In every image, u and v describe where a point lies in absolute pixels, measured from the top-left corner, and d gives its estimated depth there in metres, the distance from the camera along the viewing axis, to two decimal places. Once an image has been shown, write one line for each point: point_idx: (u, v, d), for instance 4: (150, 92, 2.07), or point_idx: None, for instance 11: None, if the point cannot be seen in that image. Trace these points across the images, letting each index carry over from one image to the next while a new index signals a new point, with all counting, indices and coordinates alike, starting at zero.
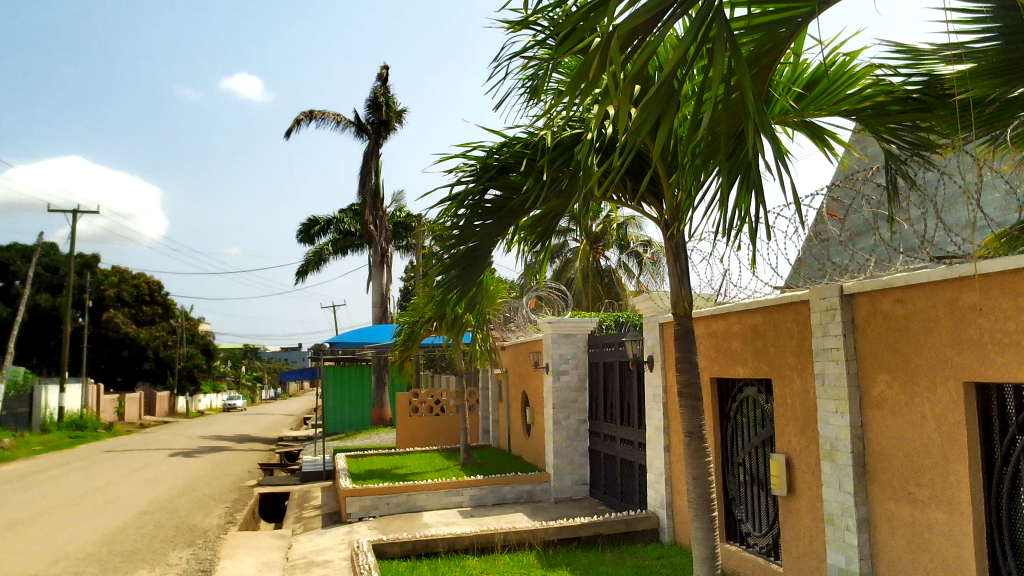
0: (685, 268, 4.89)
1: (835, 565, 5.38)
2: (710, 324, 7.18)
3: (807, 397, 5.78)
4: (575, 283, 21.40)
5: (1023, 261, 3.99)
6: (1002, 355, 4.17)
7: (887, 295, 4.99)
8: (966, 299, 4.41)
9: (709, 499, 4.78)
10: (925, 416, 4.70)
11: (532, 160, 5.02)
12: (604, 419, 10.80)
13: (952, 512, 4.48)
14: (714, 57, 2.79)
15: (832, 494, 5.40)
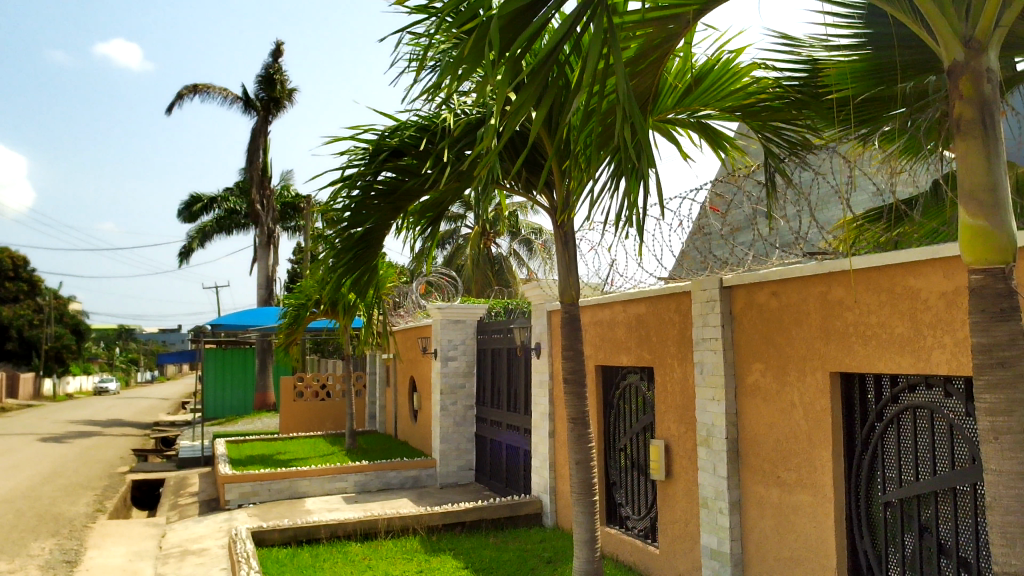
0: (573, 256, 4.96)
1: (708, 547, 5.60)
2: (596, 313, 7.33)
3: (687, 384, 5.97)
4: (466, 270, 21.42)
5: (887, 257, 4.23)
6: (865, 348, 4.43)
7: (763, 288, 5.20)
8: (834, 294, 4.65)
9: (590, 484, 4.89)
10: (794, 404, 4.94)
11: (426, 145, 5.00)
12: (491, 405, 10.87)
13: (815, 495, 4.75)
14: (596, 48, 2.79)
15: (707, 479, 5.61)
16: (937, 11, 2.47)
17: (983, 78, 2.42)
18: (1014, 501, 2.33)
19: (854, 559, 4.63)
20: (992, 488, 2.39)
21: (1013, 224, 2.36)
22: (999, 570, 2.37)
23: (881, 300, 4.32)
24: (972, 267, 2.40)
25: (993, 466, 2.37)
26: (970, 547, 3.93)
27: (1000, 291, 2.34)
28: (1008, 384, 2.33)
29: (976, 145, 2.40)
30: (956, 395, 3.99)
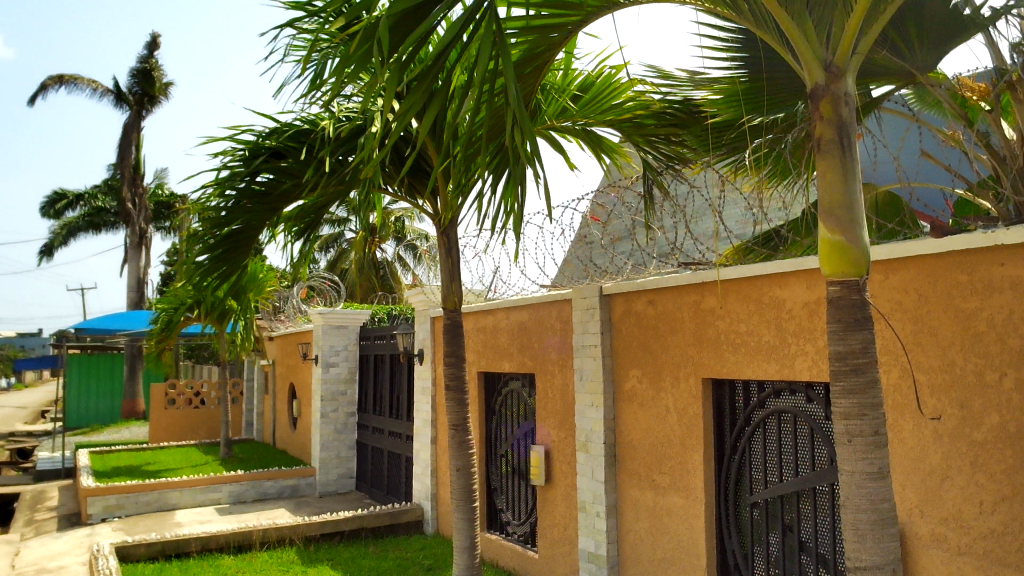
0: (456, 262, 4.95)
1: (585, 550, 5.69)
2: (480, 319, 7.36)
3: (567, 391, 6.07)
4: (350, 274, 21.09)
5: (754, 269, 4.43)
6: (734, 355, 4.62)
7: (641, 296, 5.35)
8: (706, 303, 4.83)
9: (471, 490, 4.90)
10: (668, 409, 5.10)
11: (307, 147, 4.92)
12: (372, 412, 10.73)
13: (687, 497, 4.91)
14: (481, 56, 2.75)
15: (585, 483, 5.71)
16: (799, 36, 2.61)
17: (841, 101, 2.57)
18: (865, 500, 2.48)
19: (722, 559, 4.81)
20: (846, 487, 2.53)
21: (866, 239, 2.51)
22: (852, 565, 2.52)
23: (750, 309, 4.52)
24: (830, 278, 2.55)
25: (846, 466, 2.51)
26: (827, 544, 4.15)
27: (855, 301, 2.49)
28: (860, 389, 2.48)
29: (835, 166, 2.54)
30: (817, 400, 4.22)
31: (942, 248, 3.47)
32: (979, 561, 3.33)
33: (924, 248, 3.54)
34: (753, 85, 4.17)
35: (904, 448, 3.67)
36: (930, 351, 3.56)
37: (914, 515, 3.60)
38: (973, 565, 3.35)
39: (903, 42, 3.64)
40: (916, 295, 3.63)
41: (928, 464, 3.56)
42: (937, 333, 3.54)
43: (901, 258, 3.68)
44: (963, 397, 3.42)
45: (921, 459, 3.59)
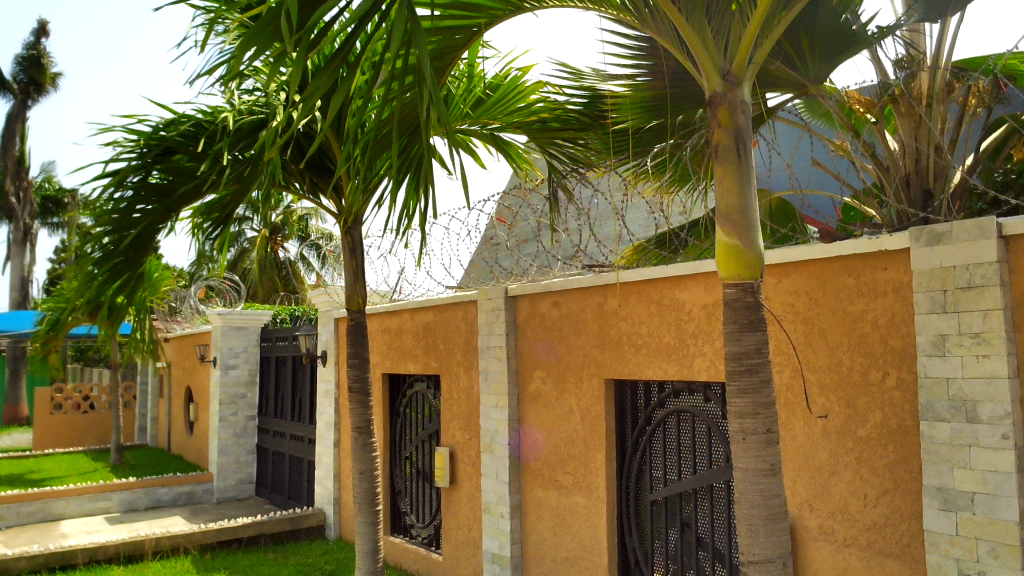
0: (361, 262, 4.87)
1: (489, 551, 5.70)
2: (384, 321, 7.28)
3: (472, 392, 6.07)
4: (251, 275, 20.55)
5: (655, 271, 4.52)
6: (635, 356, 4.71)
7: (545, 298, 5.39)
8: (609, 304, 4.91)
9: (374, 494, 4.84)
10: (572, 409, 5.15)
11: (206, 141, 4.78)
12: (273, 415, 10.48)
13: (590, 496, 4.98)
14: (394, 38, 2.61)
15: (489, 484, 5.72)
16: (699, 44, 2.68)
17: (738, 109, 2.64)
18: (758, 496, 2.56)
19: (623, 556, 4.89)
20: (740, 484, 2.61)
21: (761, 243, 2.59)
22: (745, 560, 2.60)
23: (651, 311, 4.61)
24: (726, 281, 2.63)
25: (740, 463, 2.60)
26: (723, 540, 4.27)
27: (750, 303, 2.58)
28: (753, 389, 2.57)
29: (732, 170, 2.61)
30: (714, 400, 4.34)
31: (831, 253, 3.62)
32: (864, 552, 3.49)
33: (812, 253, 3.69)
34: (656, 90, 4.24)
35: (795, 446, 3.81)
36: (820, 352, 3.71)
37: (804, 509, 3.75)
38: (858, 556, 3.51)
39: (796, 55, 3.78)
40: (807, 297, 3.78)
41: (817, 460, 3.70)
42: (826, 334, 3.69)
43: (793, 262, 3.82)
44: (850, 396, 3.58)
45: (810, 455, 3.73)
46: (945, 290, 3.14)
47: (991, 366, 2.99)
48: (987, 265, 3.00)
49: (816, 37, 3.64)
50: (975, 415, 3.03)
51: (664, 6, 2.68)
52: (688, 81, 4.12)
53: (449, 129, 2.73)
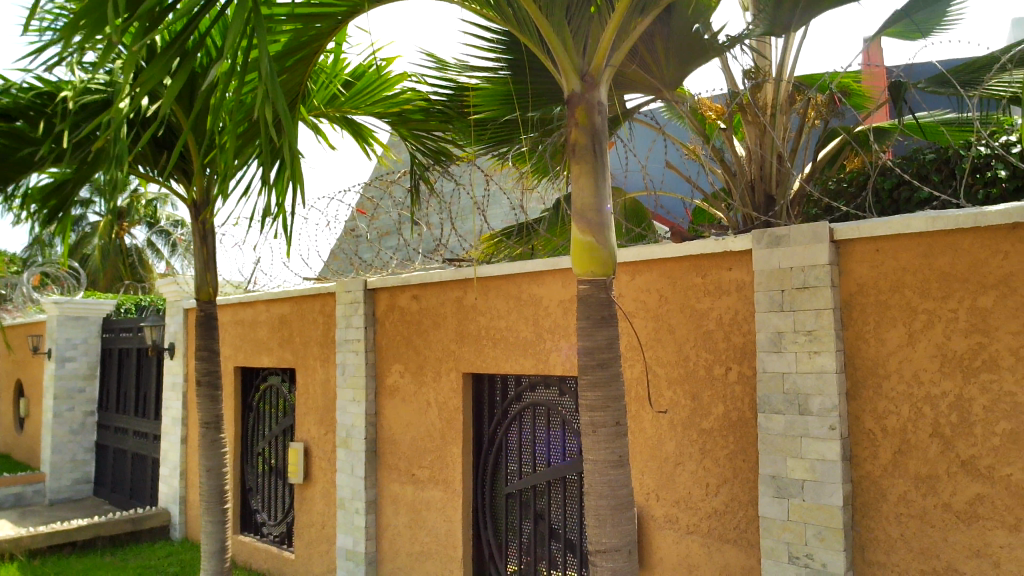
0: (211, 251, 4.65)
1: (343, 548, 5.61)
2: (237, 313, 7.02)
3: (328, 386, 5.95)
4: (93, 262, 19.36)
5: (514, 266, 4.57)
6: (493, 350, 4.75)
7: (405, 291, 5.34)
8: (468, 298, 4.93)
9: (222, 491, 4.66)
10: (430, 403, 5.14)
11: (44, 114, 4.45)
12: (115, 411, 9.92)
13: (446, 490, 4.99)
14: (247, 22, 2.50)
15: (344, 480, 5.63)
16: (558, 42, 2.72)
17: (595, 109, 2.70)
18: (606, 487, 2.64)
19: (478, 549, 4.93)
20: (590, 475, 2.68)
21: (614, 241, 2.66)
22: (593, 549, 2.66)
23: (509, 306, 4.66)
24: (580, 277, 2.69)
25: (591, 455, 2.67)
26: (575, 530, 4.39)
27: (601, 300, 2.66)
28: (604, 382, 2.65)
29: (588, 168, 2.66)
30: (568, 393, 4.44)
31: (681, 252, 3.77)
32: (705, 539, 3.66)
33: (663, 251, 3.84)
34: (513, 82, 4.24)
35: (643, 438, 3.95)
36: (668, 347, 3.86)
37: (650, 498, 3.90)
38: (699, 542, 3.68)
39: (652, 58, 3.91)
40: (657, 295, 3.92)
41: (663, 451, 3.86)
42: (674, 330, 3.84)
43: (646, 260, 3.96)
44: (695, 390, 3.74)
45: (658, 447, 3.88)
46: (783, 290, 3.33)
47: (822, 361, 3.20)
48: (820, 268, 3.22)
49: (670, 43, 3.78)
50: (806, 407, 3.24)
51: (525, 3, 2.70)
52: (549, 79, 4.17)
53: (290, 121, 2.63)
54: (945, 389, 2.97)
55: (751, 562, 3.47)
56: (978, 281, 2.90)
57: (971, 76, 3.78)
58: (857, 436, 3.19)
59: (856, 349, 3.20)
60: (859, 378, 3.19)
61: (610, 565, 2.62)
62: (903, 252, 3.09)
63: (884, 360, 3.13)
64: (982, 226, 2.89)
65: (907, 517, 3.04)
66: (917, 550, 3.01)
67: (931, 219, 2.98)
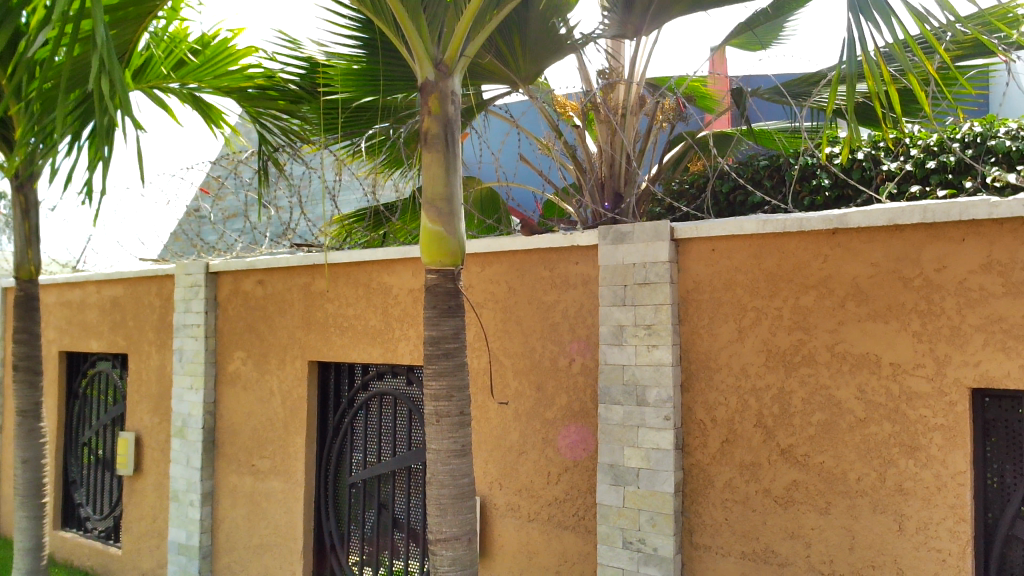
0: (34, 225, 4.32)
1: (175, 542, 5.36)
2: (63, 293, 6.55)
3: (163, 373, 5.65)
4: None
5: (364, 253, 4.49)
6: (341, 338, 4.66)
7: (250, 276, 5.15)
8: (316, 285, 4.81)
9: (40, 484, 4.35)
10: (273, 391, 4.99)
11: None
12: None
13: (287, 481, 4.86)
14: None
15: (178, 471, 5.37)
16: (413, 29, 2.69)
17: (448, 98, 2.70)
18: (448, 476, 2.66)
19: (319, 541, 4.85)
20: (432, 465, 2.69)
21: (463, 232, 2.68)
22: (433, 538, 2.67)
23: (358, 294, 4.59)
24: (429, 267, 2.68)
25: (433, 445, 2.68)
26: (418, 519, 4.39)
27: (449, 290, 2.67)
28: (449, 372, 2.67)
29: (439, 157, 2.65)
30: (416, 382, 4.43)
31: (530, 245, 3.83)
32: (544, 526, 3.75)
33: (513, 244, 3.88)
34: (368, 66, 4.11)
35: (488, 427, 3.99)
36: (515, 339, 3.91)
37: (494, 488, 3.95)
38: (539, 530, 3.76)
39: (508, 50, 3.92)
40: (506, 287, 3.96)
41: (507, 440, 3.91)
42: (521, 322, 3.89)
43: (496, 252, 3.99)
44: (539, 380, 3.81)
45: (502, 436, 3.93)
46: (626, 285, 3.45)
47: (659, 355, 3.34)
48: (660, 265, 3.35)
49: (527, 38, 3.81)
50: (643, 398, 3.37)
51: None
52: (404, 66, 4.10)
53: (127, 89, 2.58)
54: (769, 382, 3.17)
55: (588, 547, 3.58)
56: (801, 282, 3.11)
57: (803, 89, 4.04)
58: (689, 426, 3.35)
59: (691, 343, 3.36)
60: (693, 371, 3.35)
61: (449, 554, 2.64)
62: (736, 253, 3.27)
63: (716, 354, 3.30)
64: (806, 231, 3.09)
65: (731, 503, 3.23)
66: (740, 533, 3.20)
67: (762, 222, 3.16)
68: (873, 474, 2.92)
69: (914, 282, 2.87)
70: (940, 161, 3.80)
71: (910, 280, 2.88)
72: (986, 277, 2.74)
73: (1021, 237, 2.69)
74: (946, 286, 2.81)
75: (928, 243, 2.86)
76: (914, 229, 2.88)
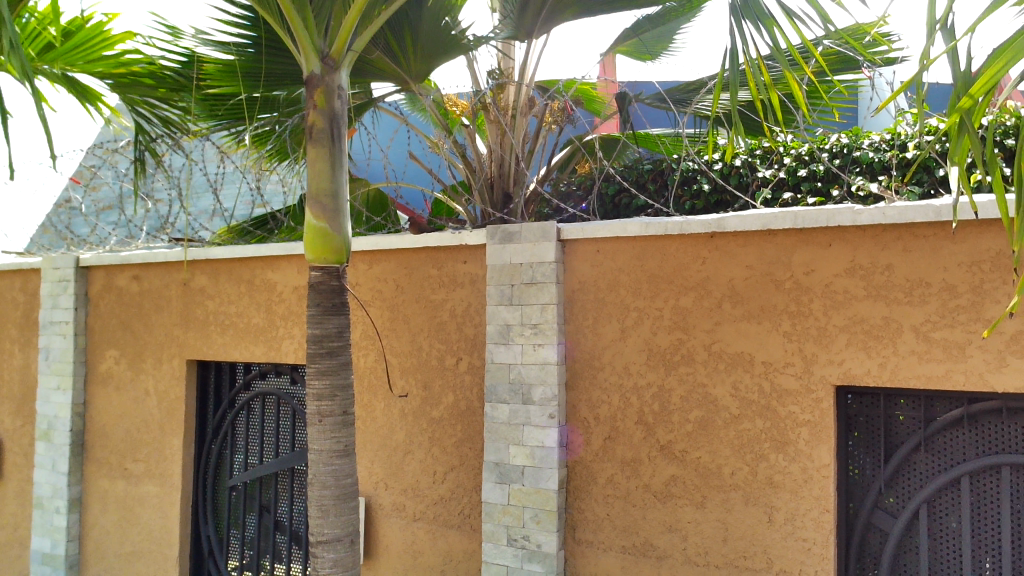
0: None
1: (38, 552, 5.06)
2: None
3: (28, 372, 5.33)
4: None
5: (246, 249, 4.36)
6: (221, 337, 4.52)
7: (124, 271, 4.92)
8: (196, 281, 4.64)
9: None
10: (148, 392, 4.78)
11: None
12: None
13: (162, 484, 4.68)
14: None
15: (42, 476, 5.08)
16: (299, 21, 2.62)
17: (334, 93, 2.66)
18: (330, 476, 2.63)
19: (196, 546, 4.69)
20: (314, 466, 2.65)
21: (348, 229, 2.64)
22: (314, 540, 2.63)
23: (240, 291, 4.46)
24: (312, 263, 2.63)
25: (315, 445, 2.64)
26: (300, 521, 4.32)
27: (333, 287, 2.63)
28: (332, 371, 2.63)
29: (324, 154, 2.60)
30: (300, 381, 4.34)
31: (418, 243, 3.80)
32: (430, 525, 3.74)
33: (401, 242, 3.84)
34: (254, 64, 3.94)
35: (373, 427, 3.94)
36: (402, 337, 3.88)
37: (379, 488, 3.91)
38: (424, 529, 3.75)
39: (398, 46, 3.87)
40: (393, 285, 3.93)
41: (393, 440, 3.88)
42: (409, 320, 3.87)
43: (383, 250, 3.95)
44: (426, 379, 3.80)
45: (388, 436, 3.90)
46: (513, 285, 3.48)
47: (545, 353, 3.38)
48: (547, 265, 3.40)
49: (417, 35, 3.79)
50: (529, 397, 3.41)
51: None
52: (289, 61, 3.97)
53: None
54: (649, 380, 3.26)
55: (473, 545, 3.60)
56: (681, 284, 3.21)
57: (685, 96, 4.18)
58: (573, 423, 3.41)
59: (576, 342, 3.42)
60: (577, 370, 3.41)
61: (331, 555, 2.61)
62: (621, 254, 3.35)
63: (600, 353, 3.37)
64: (686, 234, 3.19)
65: (612, 498, 3.31)
66: (621, 528, 3.28)
67: (645, 224, 3.25)
68: (745, 469, 3.05)
69: (785, 284, 3.01)
70: (810, 170, 3.98)
71: (781, 283, 3.02)
72: (850, 281, 2.90)
73: (882, 243, 2.86)
74: (814, 288, 2.96)
75: (798, 248, 3.00)
76: (785, 234, 3.02)
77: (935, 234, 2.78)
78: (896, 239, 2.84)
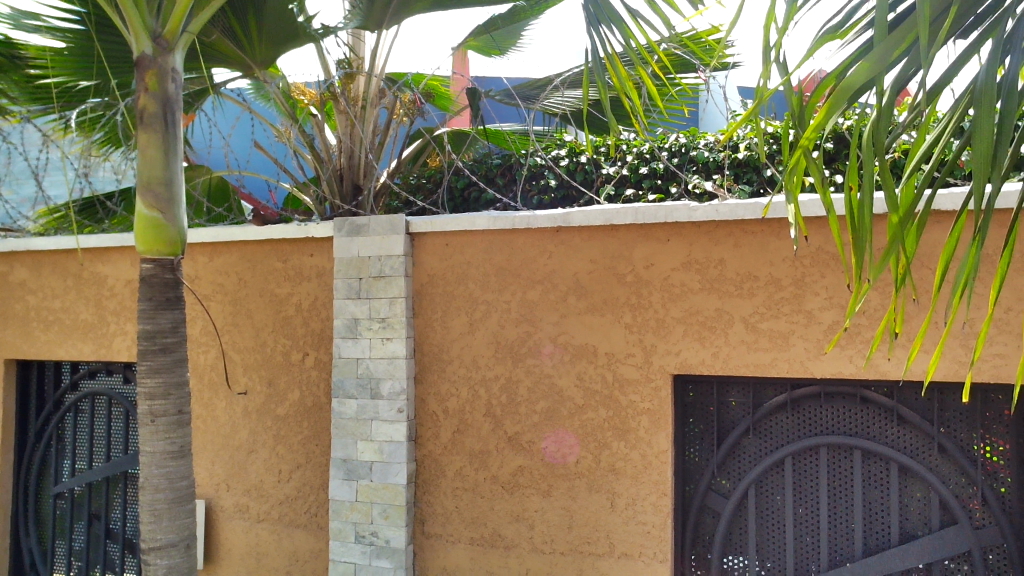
0: None
1: None
2: None
3: None
4: None
5: (73, 241, 4.08)
6: (45, 334, 4.21)
7: None
8: (15, 274, 4.29)
9: None
10: None
11: None
12: None
13: None
14: None
15: None
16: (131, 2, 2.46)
17: (167, 76, 2.51)
18: (163, 479, 2.50)
19: (16, 560, 4.36)
20: (145, 469, 2.51)
21: (182, 219, 2.52)
22: (145, 546, 2.50)
23: (66, 285, 4.16)
24: (144, 255, 2.50)
25: (146, 447, 2.50)
26: (134, 528, 4.09)
27: (167, 281, 2.51)
28: (166, 369, 2.50)
29: (156, 139, 2.46)
30: (133, 381, 4.11)
31: (262, 236, 3.68)
32: (275, 526, 3.63)
33: (244, 234, 3.71)
34: (83, 41, 3.65)
35: (214, 426, 3.79)
36: (245, 333, 3.74)
37: (220, 489, 3.76)
38: (269, 530, 3.64)
39: (241, 31, 3.71)
40: (235, 279, 3.78)
41: (235, 440, 3.74)
42: (252, 315, 3.73)
43: (225, 243, 3.80)
44: (270, 375, 3.68)
45: (229, 435, 3.75)
46: (360, 278, 3.42)
47: (393, 347, 3.36)
48: (395, 258, 3.37)
49: (262, 20, 3.66)
50: (377, 392, 3.37)
51: None
52: (122, 45, 3.71)
53: None
54: (497, 372, 3.29)
55: (320, 545, 3.53)
56: (528, 277, 3.26)
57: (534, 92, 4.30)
58: (422, 417, 3.40)
59: (425, 336, 3.41)
60: (426, 363, 3.41)
61: (164, 562, 2.48)
62: (469, 248, 3.36)
63: (448, 347, 3.37)
64: (533, 228, 3.24)
65: (461, 491, 3.32)
66: (468, 520, 3.31)
67: (493, 219, 3.28)
68: (589, 457, 3.14)
69: (626, 277, 3.12)
70: (650, 168, 4.10)
71: (623, 276, 3.13)
72: (687, 275, 3.04)
73: (715, 239, 3.01)
74: (653, 282, 3.08)
75: (639, 243, 3.11)
76: (627, 229, 3.12)
77: (763, 230, 2.94)
78: (728, 235, 2.99)
